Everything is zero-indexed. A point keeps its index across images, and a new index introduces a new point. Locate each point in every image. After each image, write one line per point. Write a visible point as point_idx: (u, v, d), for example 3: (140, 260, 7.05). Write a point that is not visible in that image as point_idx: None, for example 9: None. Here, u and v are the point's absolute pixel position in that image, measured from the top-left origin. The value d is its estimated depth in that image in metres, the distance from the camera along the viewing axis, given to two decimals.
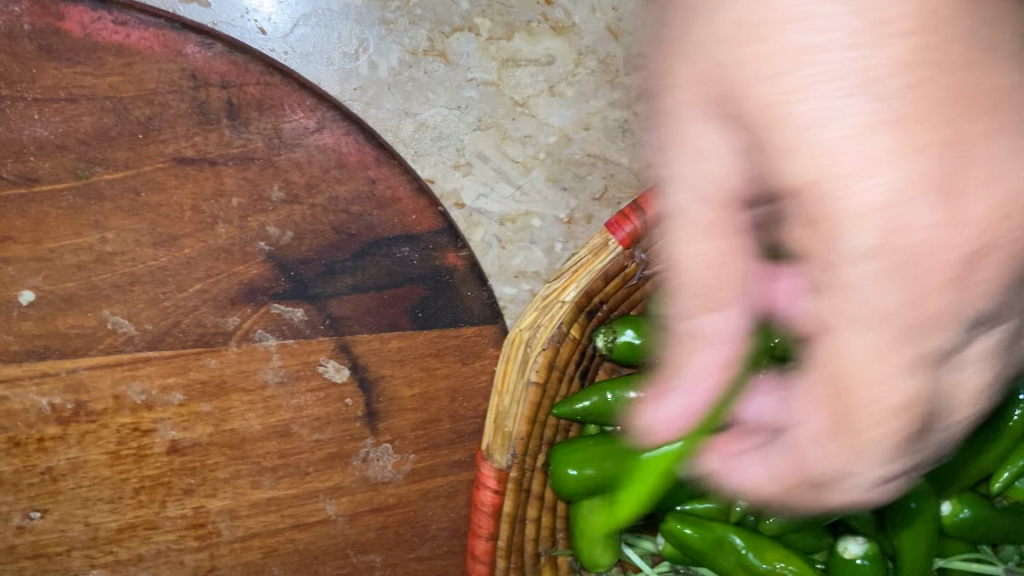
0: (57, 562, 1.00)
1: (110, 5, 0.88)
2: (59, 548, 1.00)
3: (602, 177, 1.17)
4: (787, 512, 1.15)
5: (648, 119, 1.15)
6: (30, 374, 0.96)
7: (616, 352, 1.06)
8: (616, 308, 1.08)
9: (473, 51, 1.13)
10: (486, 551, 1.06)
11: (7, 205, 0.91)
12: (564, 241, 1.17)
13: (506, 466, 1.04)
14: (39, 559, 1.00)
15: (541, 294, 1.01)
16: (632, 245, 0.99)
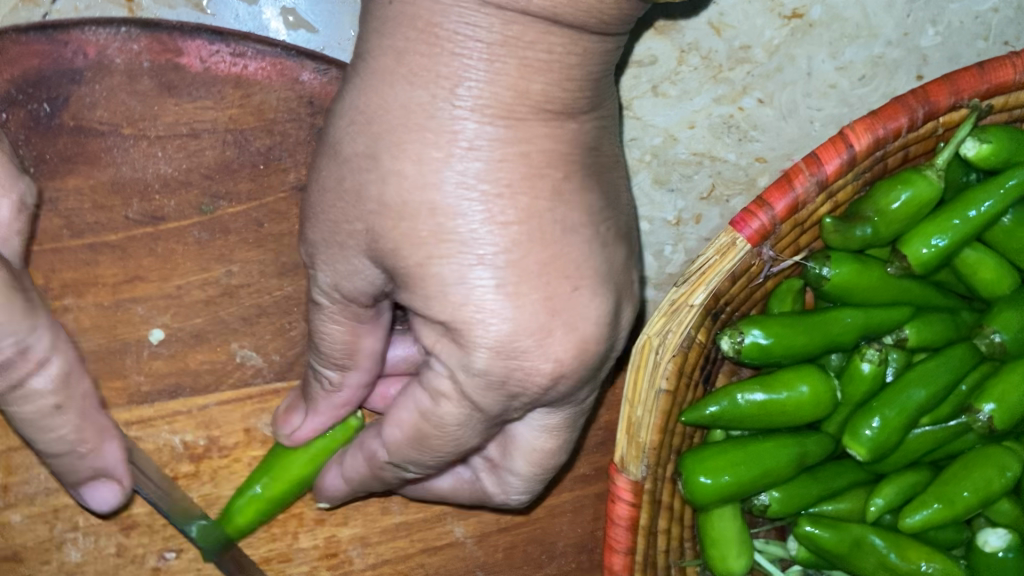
0: None
1: (228, 38, 0.88)
2: None
3: (709, 175, 1.14)
4: (928, 510, 1.11)
5: (752, 113, 1.13)
6: (162, 412, 0.95)
7: (744, 354, 1.03)
8: (738, 308, 1.05)
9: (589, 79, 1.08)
10: (624, 566, 1.03)
11: (135, 244, 0.90)
12: (673, 244, 1.15)
13: (640, 477, 1.01)
14: None
15: (668, 299, 0.96)
16: (759, 241, 0.96)
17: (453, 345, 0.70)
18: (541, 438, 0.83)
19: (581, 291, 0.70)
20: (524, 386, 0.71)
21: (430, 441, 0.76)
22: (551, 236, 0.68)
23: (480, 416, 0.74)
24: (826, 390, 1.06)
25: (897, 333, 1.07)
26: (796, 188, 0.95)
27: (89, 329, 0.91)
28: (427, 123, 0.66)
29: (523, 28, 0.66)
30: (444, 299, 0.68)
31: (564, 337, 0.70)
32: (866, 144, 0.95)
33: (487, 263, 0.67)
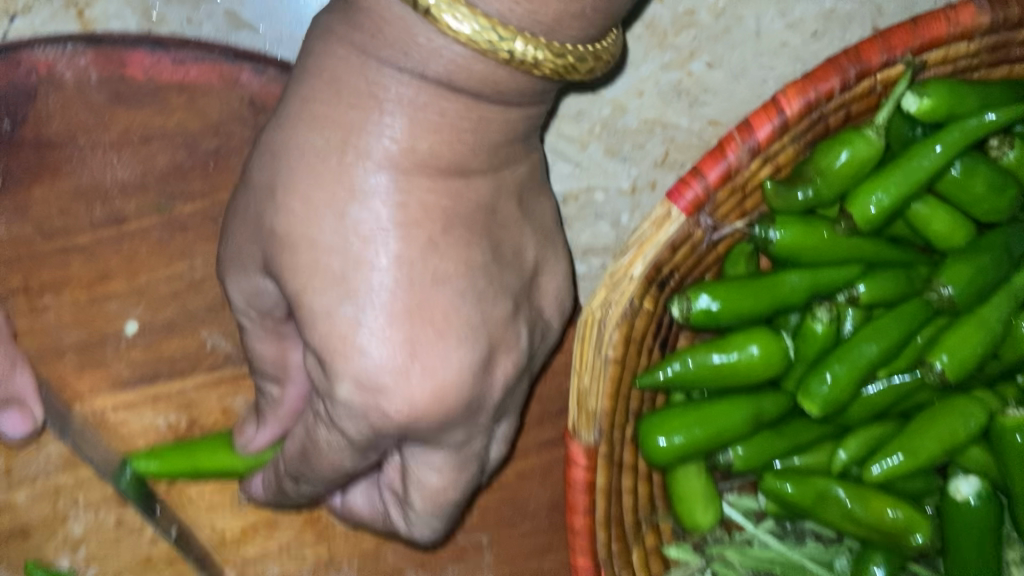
0: None
1: (168, 46, 0.94)
2: None
3: (662, 142, 1.15)
4: (890, 461, 1.12)
5: (703, 77, 1.12)
6: (144, 397, 1.03)
7: (694, 319, 1.06)
8: (688, 275, 1.08)
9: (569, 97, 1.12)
10: (584, 525, 1.08)
11: (101, 245, 0.97)
12: (630, 213, 1.17)
13: (594, 442, 1.05)
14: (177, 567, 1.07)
15: (608, 272, 1.00)
16: (695, 211, 0.98)
17: (324, 368, 0.85)
18: (430, 475, 0.93)
19: (441, 336, 0.82)
20: (381, 417, 0.84)
21: (312, 458, 0.93)
22: (418, 286, 0.82)
23: (351, 442, 0.89)
24: (778, 350, 1.08)
25: (851, 291, 1.08)
26: (728, 156, 0.97)
27: (70, 324, 0.99)
28: (325, 172, 0.81)
29: (418, 91, 0.80)
30: (318, 327, 0.83)
31: (421, 377, 0.82)
32: (797, 108, 0.96)
33: (356, 301, 0.81)
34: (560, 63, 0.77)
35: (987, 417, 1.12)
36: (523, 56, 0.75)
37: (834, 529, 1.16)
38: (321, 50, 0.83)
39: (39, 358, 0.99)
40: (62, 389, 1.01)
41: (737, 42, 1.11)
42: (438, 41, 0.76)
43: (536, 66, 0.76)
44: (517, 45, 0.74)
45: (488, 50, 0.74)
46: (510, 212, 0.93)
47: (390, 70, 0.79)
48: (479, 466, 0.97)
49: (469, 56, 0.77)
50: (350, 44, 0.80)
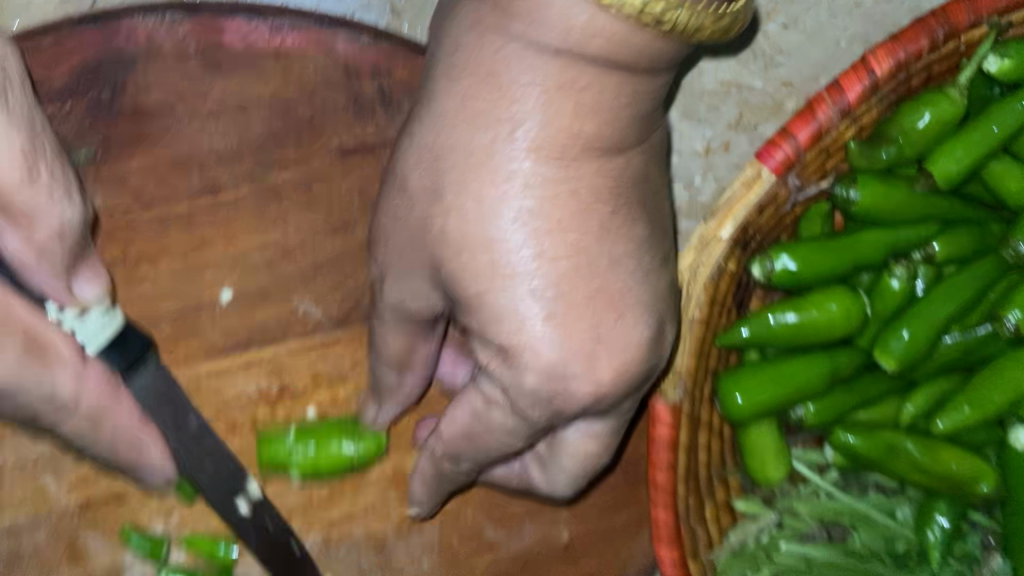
0: None
1: (265, 15, 0.96)
2: None
3: (735, 103, 1.17)
4: (957, 414, 1.13)
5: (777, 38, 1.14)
6: (236, 362, 1.04)
7: (776, 279, 1.07)
8: (766, 236, 1.10)
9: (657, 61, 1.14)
10: (667, 481, 1.10)
11: (196, 216, 1.00)
12: (703, 174, 1.19)
13: (678, 401, 1.08)
14: None
15: (698, 234, 1.03)
16: (784, 171, 1.00)
17: (502, 364, 0.76)
18: (585, 442, 0.92)
19: (625, 319, 0.76)
20: (568, 405, 0.77)
21: (479, 439, 0.86)
22: (597, 270, 0.74)
23: (528, 424, 0.81)
24: (858, 307, 1.11)
25: (926, 249, 1.11)
26: (818, 117, 0.99)
27: (164, 294, 1.01)
28: (484, 161, 0.72)
29: (577, 73, 0.69)
30: (500, 325, 0.74)
31: (610, 364, 0.75)
32: (888, 69, 0.98)
33: (536, 296, 0.73)
34: (716, 26, 0.65)
35: None
36: (679, 19, 0.64)
37: (898, 478, 1.19)
38: (471, 38, 0.72)
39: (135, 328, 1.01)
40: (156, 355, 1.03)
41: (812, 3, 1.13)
42: (600, 21, 0.65)
43: (692, 29, 0.65)
44: (682, 11, 0.64)
45: (642, 11, 0.63)
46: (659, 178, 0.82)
47: (525, 72, 0.69)
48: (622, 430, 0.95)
49: (624, 29, 0.65)
50: (503, 31, 0.69)
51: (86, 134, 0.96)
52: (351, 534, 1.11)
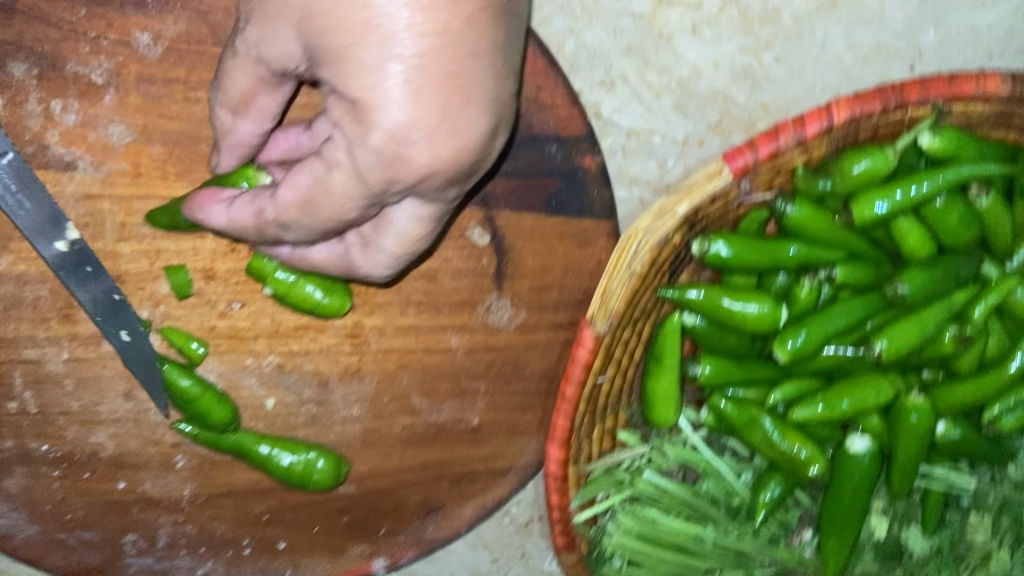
0: (245, 345, 1.30)
1: None
2: (249, 334, 1.30)
3: (719, 111, 1.37)
4: (813, 409, 1.37)
5: (768, 68, 1.34)
6: None
7: (709, 259, 1.30)
8: (710, 223, 1.32)
9: (670, 53, 1.32)
10: (573, 395, 1.34)
11: None
12: (675, 159, 1.40)
13: (602, 334, 1.30)
14: (233, 341, 1.29)
15: (659, 204, 1.24)
16: (740, 174, 1.22)
17: (350, 119, 0.87)
18: (410, 223, 0.99)
19: (466, 111, 0.87)
20: (402, 168, 0.88)
21: (319, 206, 0.94)
22: (438, 78, 0.84)
23: (363, 192, 0.91)
24: (774, 312, 1.34)
25: (830, 270, 1.34)
26: (779, 140, 1.21)
27: (211, 119, 1.15)
28: (372, 3, 0.81)
29: None
30: (357, 117, 0.86)
31: (448, 142, 0.88)
32: (843, 118, 1.20)
33: (399, 58, 0.83)
34: None
35: (894, 395, 1.38)
36: None
37: (753, 447, 1.44)
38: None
39: (177, 141, 1.15)
40: (188, 168, 1.17)
41: (806, 47, 1.33)
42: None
43: None
44: None
45: None
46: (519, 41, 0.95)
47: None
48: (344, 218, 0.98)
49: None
50: None
51: None
52: (302, 366, 1.33)
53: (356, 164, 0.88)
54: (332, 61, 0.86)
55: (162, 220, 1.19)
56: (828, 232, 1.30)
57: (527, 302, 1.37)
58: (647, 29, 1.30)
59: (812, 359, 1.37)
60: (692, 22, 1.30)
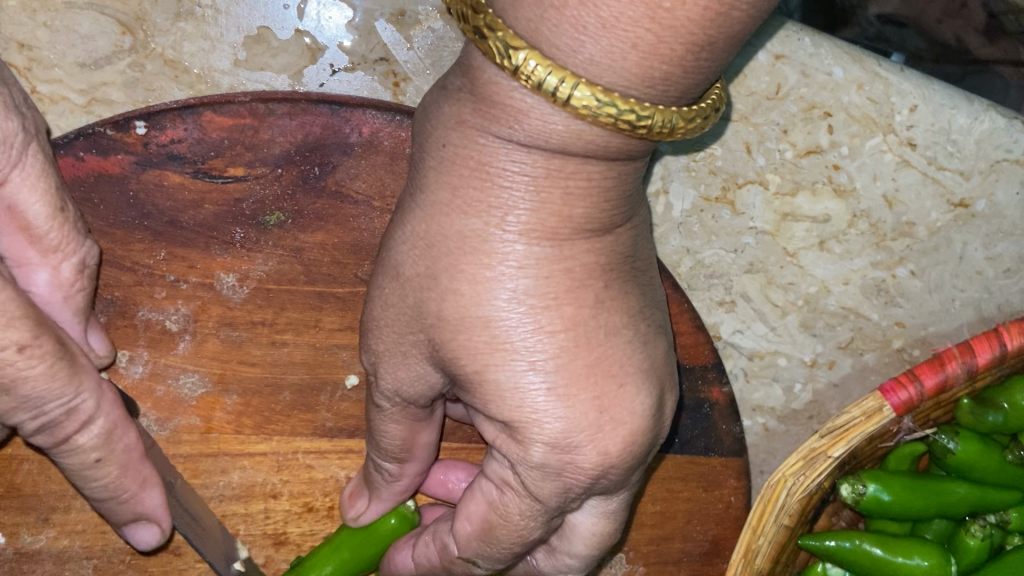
0: None
1: (349, 107, 0.96)
2: None
3: (851, 329, 1.22)
4: None
5: (903, 282, 1.21)
6: (335, 448, 1.02)
7: (863, 503, 1.11)
8: (862, 460, 1.13)
9: (795, 269, 1.19)
10: None
11: (355, 299, 0.99)
12: (803, 382, 1.23)
13: None
14: None
15: (810, 445, 1.06)
16: (903, 412, 1.06)
17: (510, 441, 0.76)
18: (594, 521, 0.86)
19: (626, 388, 0.76)
20: (579, 475, 0.76)
21: (497, 532, 0.81)
22: (595, 341, 0.75)
23: (542, 509, 0.79)
24: (943, 568, 1.14)
25: (1002, 514, 1.16)
26: (947, 370, 1.06)
27: (297, 364, 1.00)
28: (481, 247, 0.73)
29: (564, 162, 0.72)
30: (503, 405, 0.74)
31: (616, 432, 0.75)
32: (1018, 344, 1.07)
33: (538, 369, 0.73)
34: (688, 128, 0.71)
35: None
36: (662, 130, 0.69)
37: None
38: (453, 135, 0.73)
39: (256, 390, 1.00)
40: (264, 422, 1.00)
41: (941, 260, 1.20)
42: (578, 125, 0.69)
43: (671, 133, 0.70)
44: (656, 119, 0.68)
45: (625, 129, 0.68)
46: (645, 258, 0.84)
47: (517, 150, 0.71)
48: (539, 535, 0.82)
49: (606, 134, 0.70)
50: (487, 130, 0.71)
51: (283, 202, 0.96)
52: None
53: (531, 488, 0.78)
54: (465, 363, 0.74)
55: (232, 480, 1.00)
56: (999, 472, 1.15)
57: (645, 557, 1.13)
58: (770, 243, 1.18)
59: None
60: (818, 237, 1.19)
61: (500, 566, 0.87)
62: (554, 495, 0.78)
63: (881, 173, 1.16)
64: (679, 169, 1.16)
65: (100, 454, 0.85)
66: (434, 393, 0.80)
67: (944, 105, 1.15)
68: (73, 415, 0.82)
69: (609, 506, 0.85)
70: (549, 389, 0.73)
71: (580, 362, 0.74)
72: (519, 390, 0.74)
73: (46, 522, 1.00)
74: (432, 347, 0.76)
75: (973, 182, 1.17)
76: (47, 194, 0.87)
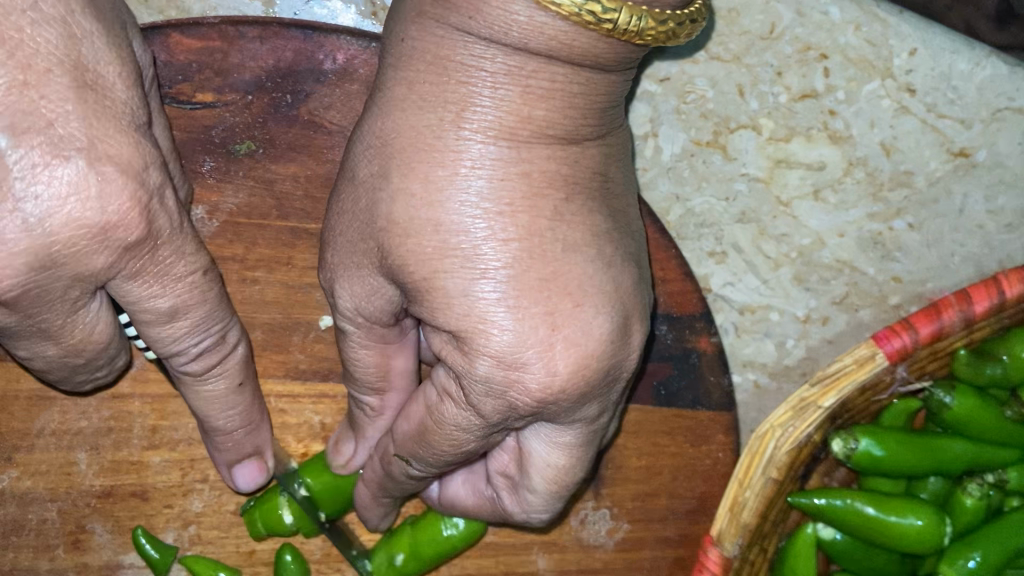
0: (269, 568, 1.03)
1: (319, 34, 0.93)
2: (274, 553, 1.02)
3: (846, 283, 1.18)
4: None
5: (900, 235, 1.16)
6: (310, 392, 0.99)
7: (855, 459, 1.07)
8: (852, 416, 1.09)
9: (786, 216, 1.16)
10: None
11: None
12: (796, 338, 1.19)
13: (732, 555, 1.03)
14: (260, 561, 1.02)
15: (800, 394, 1.02)
16: (896, 360, 1.04)
17: (457, 353, 0.74)
18: (553, 454, 0.83)
19: (583, 308, 0.73)
20: (524, 397, 0.74)
21: (431, 437, 0.80)
22: (552, 257, 0.72)
23: (481, 424, 0.77)
24: (938, 527, 1.09)
25: (1000, 474, 1.13)
26: (942, 319, 1.05)
27: (269, 302, 0.96)
28: (434, 144, 0.71)
29: (525, 60, 0.71)
30: (451, 312, 0.72)
31: (569, 352, 0.72)
32: (1016, 293, 1.07)
33: (490, 279, 0.71)
34: (662, 31, 0.69)
35: None
36: (626, 27, 0.68)
37: None
38: (412, 28, 0.73)
39: None
40: None
41: (939, 214, 1.16)
42: (540, 18, 0.68)
43: (638, 35, 0.69)
44: (621, 15, 0.67)
45: (590, 22, 0.67)
46: (616, 182, 0.81)
47: (478, 42, 0.70)
48: (481, 446, 0.81)
49: (570, 29, 0.69)
50: (446, 21, 0.70)
51: (254, 131, 0.93)
52: None
53: (475, 403, 0.75)
54: (414, 269, 0.72)
55: None
56: (1000, 428, 1.11)
57: (629, 513, 1.09)
58: (762, 189, 1.14)
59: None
60: (812, 186, 1.15)
61: (435, 471, 0.86)
62: (497, 413, 0.76)
63: (878, 120, 1.13)
64: (669, 111, 1.13)
65: (239, 377, 0.89)
66: (395, 310, 0.78)
67: (945, 49, 1.11)
68: (222, 344, 0.84)
69: (567, 436, 0.81)
70: (501, 298, 0.71)
71: (535, 273, 0.71)
72: (468, 301, 0.71)
73: (9, 461, 0.97)
74: (382, 256, 0.74)
75: (974, 131, 1.13)
76: (167, 127, 0.87)
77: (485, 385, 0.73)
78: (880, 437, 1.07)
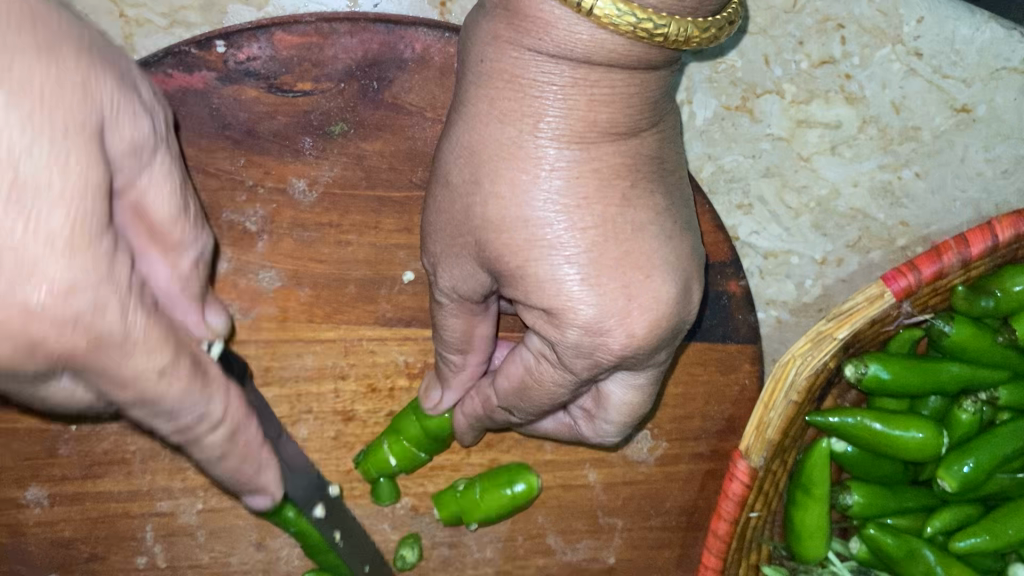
0: (362, 486, 1.20)
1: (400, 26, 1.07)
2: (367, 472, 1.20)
3: (859, 229, 1.32)
4: (977, 538, 1.25)
5: (908, 184, 1.30)
6: (396, 335, 1.16)
7: (865, 382, 1.23)
8: (863, 344, 1.26)
9: (805, 170, 1.30)
10: (725, 532, 1.22)
11: (410, 203, 1.11)
12: (813, 278, 1.34)
13: (758, 466, 1.21)
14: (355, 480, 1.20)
15: (818, 328, 1.19)
16: (902, 297, 1.21)
17: (549, 324, 0.90)
18: (625, 394, 1.00)
19: (652, 278, 0.88)
20: (608, 354, 0.90)
21: (532, 392, 0.98)
22: (624, 238, 0.88)
23: (573, 379, 0.94)
24: (936, 439, 1.27)
25: (992, 392, 1.28)
26: (942, 260, 1.21)
27: (360, 262, 1.12)
28: (515, 153, 0.86)
29: (588, 72, 0.85)
30: (543, 291, 0.88)
31: (643, 317, 0.88)
32: (1007, 236, 1.22)
33: (572, 262, 0.86)
34: (704, 37, 0.83)
35: None
36: (676, 37, 0.81)
37: None
38: (488, 50, 0.86)
39: (326, 284, 1.12)
40: (334, 311, 1.14)
41: (943, 163, 1.29)
42: (600, 34, 0.82)
43: (686, 41, 0.82)
44: (670, 28, 0.80)
45: (644, 37, 0.81)
46: (675, 158, 0.97)
47: (546, 60, 0.84)
48: (573, 392, 0.99)
49: (625, 43, 0.83)
50: (517, 42, 0.84)
51: (345, 115, 1.07)
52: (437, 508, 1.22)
53: (565, 361, 0.92)
54: (510, 260, 0.88)
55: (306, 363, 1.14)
56: (992, 351, 1.27)
57: (668, 432, 1.26)
58: (784, 148, 1.29)
59: (980, 486, 1.29)
60: (829, 142, 1.29)
61: (536, 415, 1.04)
62: (585, 369, 0.92)
63: (888, 81, 1.26)
64: (702, 80, 1.27)
65: None
66: (485, 289, 0.95)
67: (949, 16, 1.24)
68: None
69: (637, 379, 0.98)
70: (584, 278, 0.86)
71: (610, 253, 0.87)
72: (556, 283, 0.87)
73: None
74: (480, 250, 0.89)
75: (974, 89, 1.26)
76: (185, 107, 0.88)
77: (573, 348, 0.90)
78: (889, 363, 1.23)
